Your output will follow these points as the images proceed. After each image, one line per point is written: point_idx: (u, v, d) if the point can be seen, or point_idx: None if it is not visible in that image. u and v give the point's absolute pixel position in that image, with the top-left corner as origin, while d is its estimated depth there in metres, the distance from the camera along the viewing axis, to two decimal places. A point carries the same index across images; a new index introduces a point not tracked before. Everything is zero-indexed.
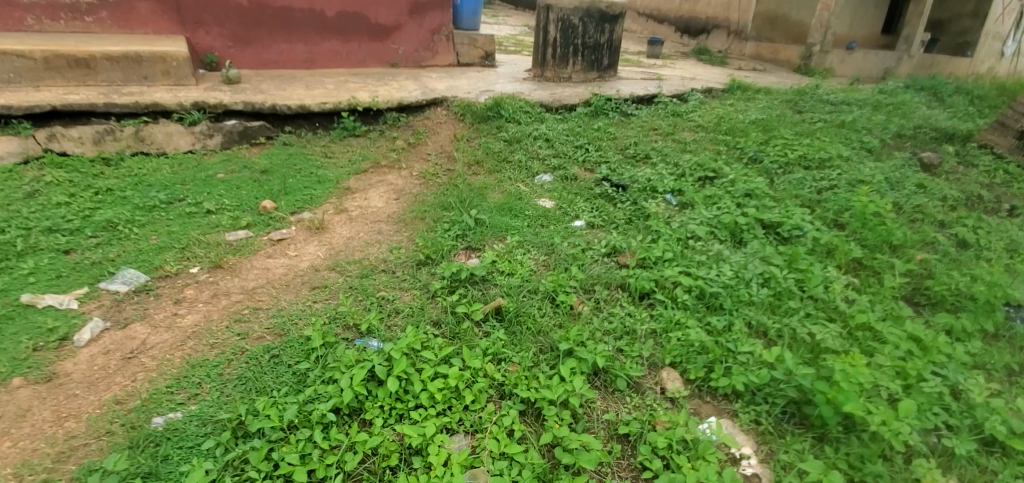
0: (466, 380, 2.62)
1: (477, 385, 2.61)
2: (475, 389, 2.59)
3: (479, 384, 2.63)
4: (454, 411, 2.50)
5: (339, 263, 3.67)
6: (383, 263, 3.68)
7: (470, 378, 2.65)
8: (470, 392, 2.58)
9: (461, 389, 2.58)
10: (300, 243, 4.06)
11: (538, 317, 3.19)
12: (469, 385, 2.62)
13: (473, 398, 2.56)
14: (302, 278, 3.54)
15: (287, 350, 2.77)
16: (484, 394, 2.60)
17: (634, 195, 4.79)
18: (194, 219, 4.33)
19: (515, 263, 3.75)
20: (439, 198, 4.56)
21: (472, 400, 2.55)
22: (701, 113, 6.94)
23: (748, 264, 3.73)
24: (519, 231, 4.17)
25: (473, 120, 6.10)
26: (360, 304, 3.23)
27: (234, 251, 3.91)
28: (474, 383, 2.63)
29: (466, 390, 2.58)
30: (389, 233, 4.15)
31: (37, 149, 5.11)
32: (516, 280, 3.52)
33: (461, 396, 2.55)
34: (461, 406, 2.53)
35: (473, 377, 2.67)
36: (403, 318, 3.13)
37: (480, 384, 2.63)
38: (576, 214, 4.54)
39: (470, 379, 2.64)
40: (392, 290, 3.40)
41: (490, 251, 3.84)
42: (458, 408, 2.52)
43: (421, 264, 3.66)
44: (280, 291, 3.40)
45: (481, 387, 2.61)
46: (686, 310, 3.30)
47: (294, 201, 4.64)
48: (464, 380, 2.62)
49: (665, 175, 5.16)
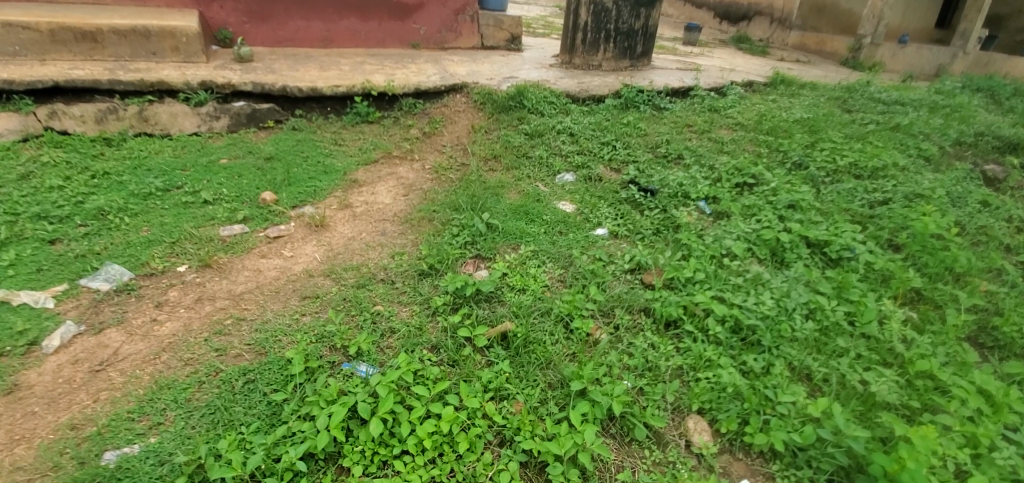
0: (461, 423, 2.30)
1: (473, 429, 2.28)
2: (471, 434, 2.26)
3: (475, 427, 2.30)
4: (445, 460, 2.19)
5: (334, 269, 3.35)
6: (383, 271, 3.35)
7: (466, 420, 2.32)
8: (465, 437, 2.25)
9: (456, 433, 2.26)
10: (297, 242, 3.76)
11: (549, 345, 2.84)
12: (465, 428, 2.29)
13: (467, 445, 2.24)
14: (293, 285, 3.24)
15: (264, 374, 2.47)
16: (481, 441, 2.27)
17: (664, 202, 4.34)
18: (190, 209, 4.07)
19: (527, 277, 3.40)
20: (450, 197, 4.20)
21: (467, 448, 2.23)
22: (741, 110, 6.40)
23: (792, 292, 3.29)
24: (534, 238, 3.81)
25: (493, 109, 5.69)
26: (353, 319, 2.92)
27: (226, 249, 3.64)
28: (470, 426, 2.30)
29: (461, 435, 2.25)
30: (393, 235, 3.81)
31: (38, 127, 4.90)
32: (528, 298, 3.17)
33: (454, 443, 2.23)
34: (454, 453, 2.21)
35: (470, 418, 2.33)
36: (398, 340, 2.80)
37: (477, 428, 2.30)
38: (598, 221, 4.13)
39: (465, 422, 2.31)
40: (390, 304, 3.07)
41: (500, 263, 3.48)
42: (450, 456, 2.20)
43: (424, 275, 3.32)
44: (267, 299, 3.11)
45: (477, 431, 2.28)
46: (718, 345, 2.91)
47: (296, 194, 4.34)
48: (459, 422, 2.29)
49: (698, 179, 4.70)
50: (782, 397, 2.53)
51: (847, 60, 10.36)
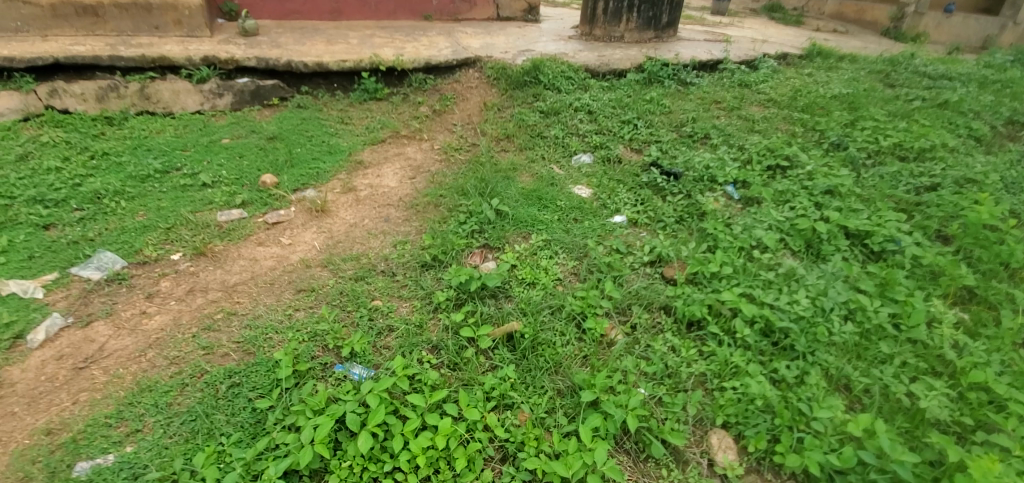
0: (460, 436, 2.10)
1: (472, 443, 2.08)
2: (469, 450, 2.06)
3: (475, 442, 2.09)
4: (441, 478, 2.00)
5: (332, 259, 3.15)
6: (384, 262, 3.14)
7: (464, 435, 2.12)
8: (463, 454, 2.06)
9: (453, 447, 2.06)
10: (296, 229, 3.57)
11: (559, 347, 2.61)
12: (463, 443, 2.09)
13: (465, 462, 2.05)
14: (289, 276, 3.06)
15: (250, 377, 2.30)
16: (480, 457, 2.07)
17: (689, 187, 4.03)
18: (188, 193, 3.91)
19: (538, 269, 3.16)
20: (459, 180, 3.95)
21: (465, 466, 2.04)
22: (774, 85, 5.95)
23: (829, 290, 2.99)
24: (547, 226, 3.55)
25: (508, 86, 5.38)
26: (349, 316, 2.73)
27: (222, 236, 3.46)
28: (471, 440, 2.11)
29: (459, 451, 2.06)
30: (397, 222, 3.59)
31: (38, 106, 4.76)
32: (538, 294, 2.93)
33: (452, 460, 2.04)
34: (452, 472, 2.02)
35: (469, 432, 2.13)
36: (396, 339, 2.60)
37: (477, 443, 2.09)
38: (616, 207, 3.85)
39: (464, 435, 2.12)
40: (389, 299, 2.87)
41: (510, 254, 3.24)
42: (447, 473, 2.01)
43: (427, 267, 3.11)
44: (260, 292, 2.93)
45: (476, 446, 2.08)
46: (746, 350, 2.64)
47: (299, 176, 4.14)
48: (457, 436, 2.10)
49: (727, 162, 4.36)
50: (819, 413, 2.27)
51: (890, 30, 9.70)
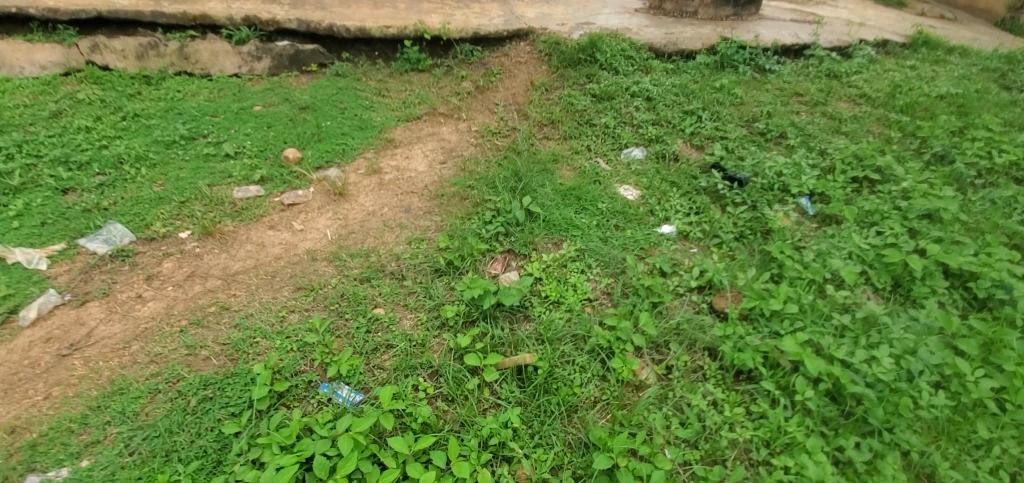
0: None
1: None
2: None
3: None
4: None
5: (340, 253, 2.87)
6: (394, 262, 2.83)
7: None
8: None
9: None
10: (311, 214, 3.31)
11: (576, 389, 2.25)
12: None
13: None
14: (292, 269, 2.82)
15: (223, 391, 2.08)
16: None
17: (756, 198, 3.48)
18: (209, 163, 3.72)
19: (566, 285, 2.76)
20: (490, 170, 3.55)
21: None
22: (868, 78, 5.13)
23: (918, 347, 2.46)
24: (583, 233, 3.13)
25: (560, 63, 4.86)
26: (346, 326, 2.44)
27: (233, 216, 3.25)
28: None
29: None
30: (417, 214, 3.26)
31: (79, 61, 4.67)
32: (561, 317, 2.55)
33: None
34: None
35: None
36: (394, 359, 2.31)
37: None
38: (665, 215, 3.36)
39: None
40: (393, 308, 2.57)
41: (536, 266, 2.85)
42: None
43: (440, 274, 2.76)
44: (259, 286, 2.71)
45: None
46: (806, 416, 2.19)
47: (323, 152, 3.87)
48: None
49: (803, 169, 3.76)
50: None
51: (1004, 22, 8.12)
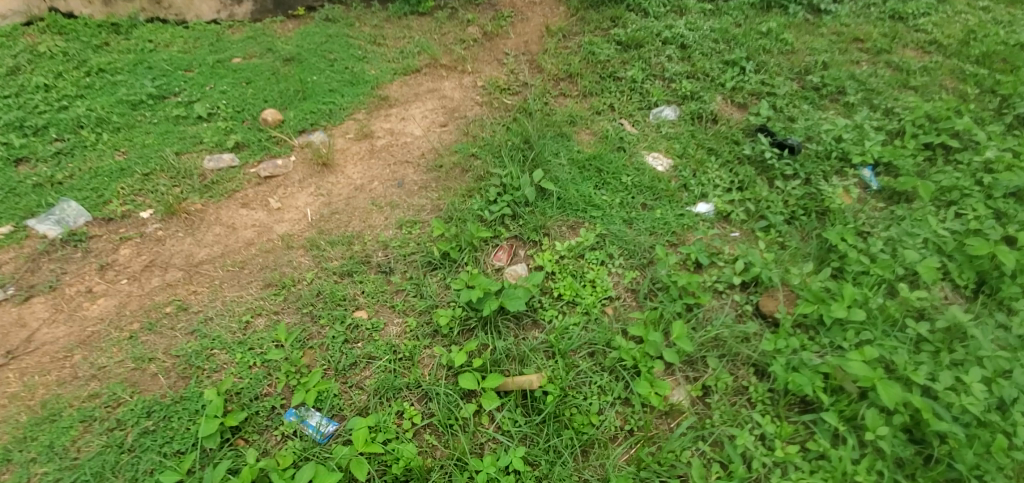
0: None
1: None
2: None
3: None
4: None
5: (318, 239, 2.45)
6: (381, 251, 2.41)
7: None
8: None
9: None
10: (290, 189, 2.87)
11: (592, 420, 1.87)
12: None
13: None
14: (264, 259, 2.41)
15: (165, 425, 1.77)
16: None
17: (808, 172, 2.96)
18: (179, 127, 3.28)
19: (584, 282, 2.33)
20: (497, 136, 3.05)
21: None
22: (940, 19, 4.38)
23: (1012, 368, 2.03)
24: (604, 215, 2.66)
25: (579, 3, 4.19)
26: (321, 334, 2.06)
27: (201, 192, 2.84)
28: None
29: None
30: (411, 191, 2.80)
31: (42, 8, 4.13)
32: (576, 323, 2.14)
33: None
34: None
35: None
36: (375, 378, 1.94)
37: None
38: (702, 190, 2.84)
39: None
40: (378, 311, 2.17)
41: (546, 257, 2.41)
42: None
43: (433, 269, 2.34)
44: (224, 280, 2.32)
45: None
46: (875, 457, 1.81)
47: (306, 113, 3.34)
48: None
49: (866, 133, 3.19)
50: None
51: None
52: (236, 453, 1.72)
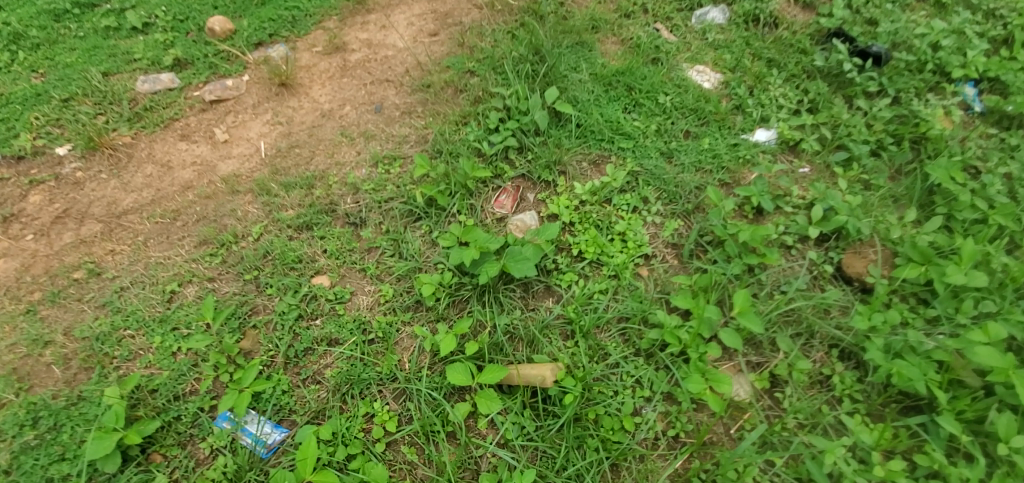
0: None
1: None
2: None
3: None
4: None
5: (269, 181, 1.90)
6: (350, 196, 1.86)
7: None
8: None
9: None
10: (242, 116, 2.29)
11: (624, 427, 1.41)
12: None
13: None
14: (202, 208, 1.88)
15: (55, 438, 1.35)
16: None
17: (895, 91, 2.32)
18: (109, 41, 2.63)
19: (611, 236, 1.79)
20: (499, 46, 2.38)
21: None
22: None
23: None
24: (636, 147, 2.07)
25: None
26: (268, 308, 1.58)
27: (130, 121, 2.27)
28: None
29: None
30: (391, 117, 2.21)
31: None
32: (602, 293, 1.64)
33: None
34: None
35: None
36: (338, 369, 1.47)
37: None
38: (761, 113, 2.21)
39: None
40: (343, 277, 1.67)
41: (562, 203, 1.86)
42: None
43: (415, 219, 1.80)
44: (150, 235, 1.81)
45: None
46: (1008, 474, 1.37)
47: (263, 21, 2.64)
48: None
49: (970, 38, 2.49)
50: None
51: None
52: (146, 478, 1.29)
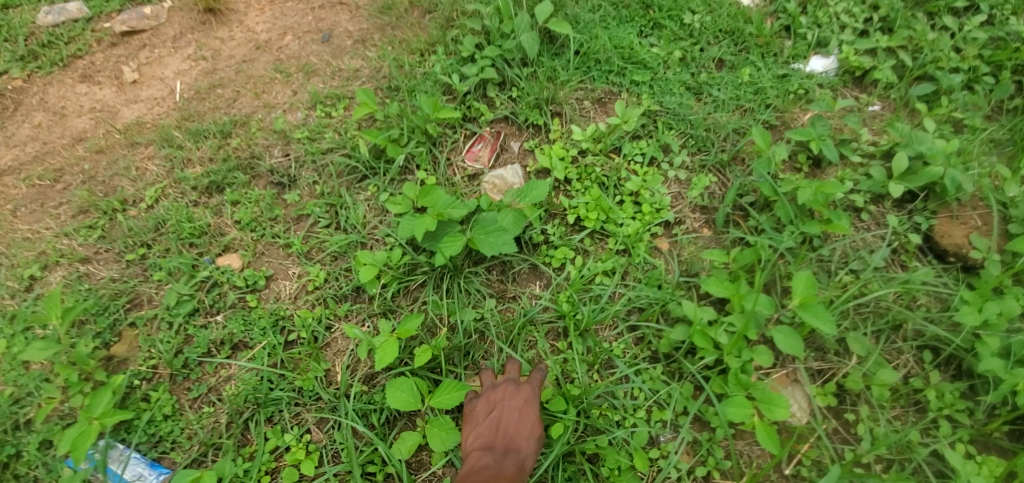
0: (523, 404, 1.00)
1: (531, 421, 0.99)
2: (533, 430, 0.99)
3: (526, 421, 0.99)
4: (469, 446, 0.97)
5: (173, 129, 1.46)
6: (278, 148, 1.42)
7: (515, 378, 1.05)
8: (516, 423, 0.98)
9: (490, 388, 1.04)
10: (159, 51, 1.81)
11: (630, 468, 1.03)
12: (512, 406, 1.00)
13: (508, 447, 0.96)
14: (91, 166, 1.45)
15: None
16: (525, 465, 0.94)
17: (989, 6, 1.75)
18: None
19: (617, 197, 1.35)
20: None
21: (510, 457, 0.94)
22: None
23: None
24: (653, 80, 1.59)
25: None
26: (154, 300, 1.18)
27: (23, 61, 1.78)
28: (529, 405, 1.01)
29: (505, 398, 1.01)
30: (341, 48, 1.73)
31: None
32: (604, 276, 1.22)
33: (492, 432, 0.97)
34: (484, 446, 0.96)
35: (530, 403, 1.02)
36: (242, 383, 1.09)
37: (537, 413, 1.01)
38: (819, 34, 1.70)
39: (529, 390, 1.03)
40: (259, 254, 1.25)
41: (555, 154, 1.40)
42: (478, 444, 0.97)
43: (358, 178, 1.37)
44: (21, 201, 1.40)
45: (534, 435, 0.98)
46: None
47: None
48: (499, 385, 1.04)
49: None
50: None
51: None
52: None
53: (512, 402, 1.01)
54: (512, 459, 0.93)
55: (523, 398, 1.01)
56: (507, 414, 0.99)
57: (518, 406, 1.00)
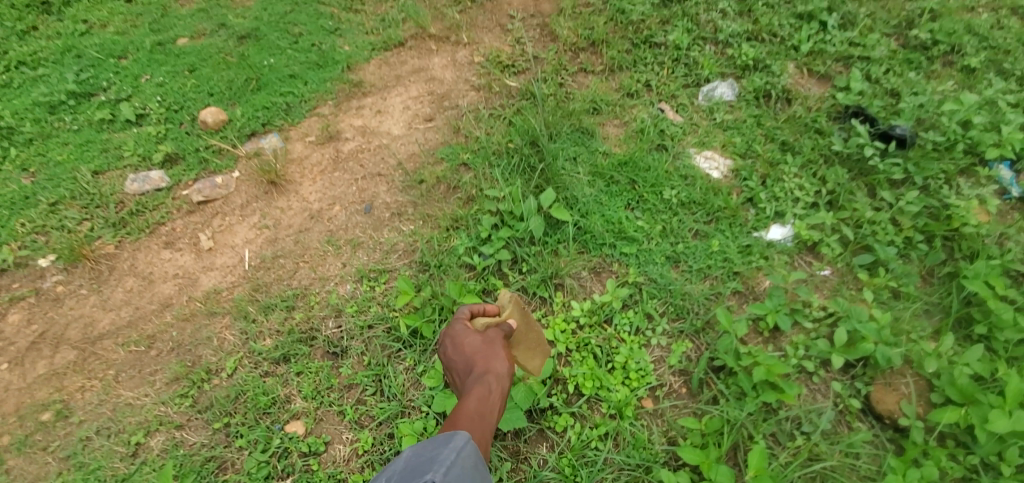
0: (451, 347, 1.46)
1: (463, 349, 1.44)
2: (468, 351, 1.43)
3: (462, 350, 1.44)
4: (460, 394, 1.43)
5: (247, 304, 1.80)
6: (332, 320, 1.75)
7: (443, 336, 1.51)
8: (460, 362, 1.43)
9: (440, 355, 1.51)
10: (229, 220, 2.15)
11: None
12: (451, 355, 1.46)
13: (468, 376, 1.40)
14: (177, 335, 1.77)
15: None
16: (482, 376, 1.38)
17: (924, 178, 2.11)
18: (103, 135, 2.37)
19: (609, 364, 1.65)
20: (495, 136, 2.26)
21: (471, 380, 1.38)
22: None
23: None
24: (639, 252, 1.92)
25: None
26: (235, 464, 1.52)
27: (115, 227, 2.12)
28: (454, 341, 1.46)
29: (446, 355, 1.47)
30: (380, 220, 2.09)
31: None
32: (600, 444, 1.52)
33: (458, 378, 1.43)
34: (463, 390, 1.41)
35: (456, 339, 1.47)
36: None
37: (467, 337, 1.46)
38: (776, 207, 2.05)
39: (449, 334, 1.49)
40: (319, 421, 1.57)
41: (558, 327, 1.72)
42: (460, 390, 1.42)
43: (396, 350, 1.68)
44: (122, 367, 1.71)
45: (472, 354, 1.43)
46: None
47: (258, 107, 2.43)
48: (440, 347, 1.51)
49: (1010, 113, 2.27)
50: None
51: None
52: None
53: (450, 353, 1.47)
54: (473, 379, 1.38)
55: (450, 343, 1.47)
56: (452, 363, 1.45)
57: (452, 349, 1.46)
